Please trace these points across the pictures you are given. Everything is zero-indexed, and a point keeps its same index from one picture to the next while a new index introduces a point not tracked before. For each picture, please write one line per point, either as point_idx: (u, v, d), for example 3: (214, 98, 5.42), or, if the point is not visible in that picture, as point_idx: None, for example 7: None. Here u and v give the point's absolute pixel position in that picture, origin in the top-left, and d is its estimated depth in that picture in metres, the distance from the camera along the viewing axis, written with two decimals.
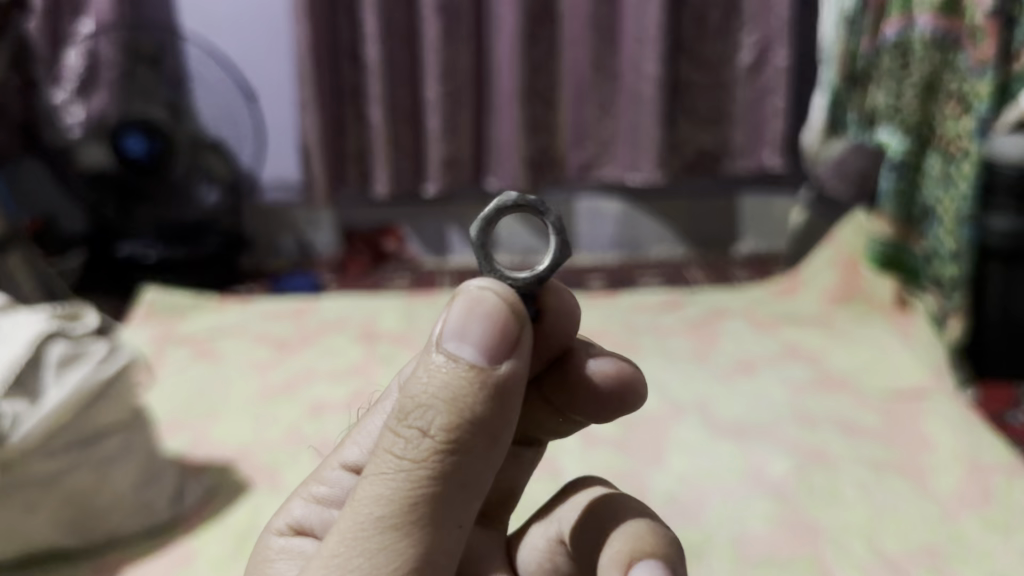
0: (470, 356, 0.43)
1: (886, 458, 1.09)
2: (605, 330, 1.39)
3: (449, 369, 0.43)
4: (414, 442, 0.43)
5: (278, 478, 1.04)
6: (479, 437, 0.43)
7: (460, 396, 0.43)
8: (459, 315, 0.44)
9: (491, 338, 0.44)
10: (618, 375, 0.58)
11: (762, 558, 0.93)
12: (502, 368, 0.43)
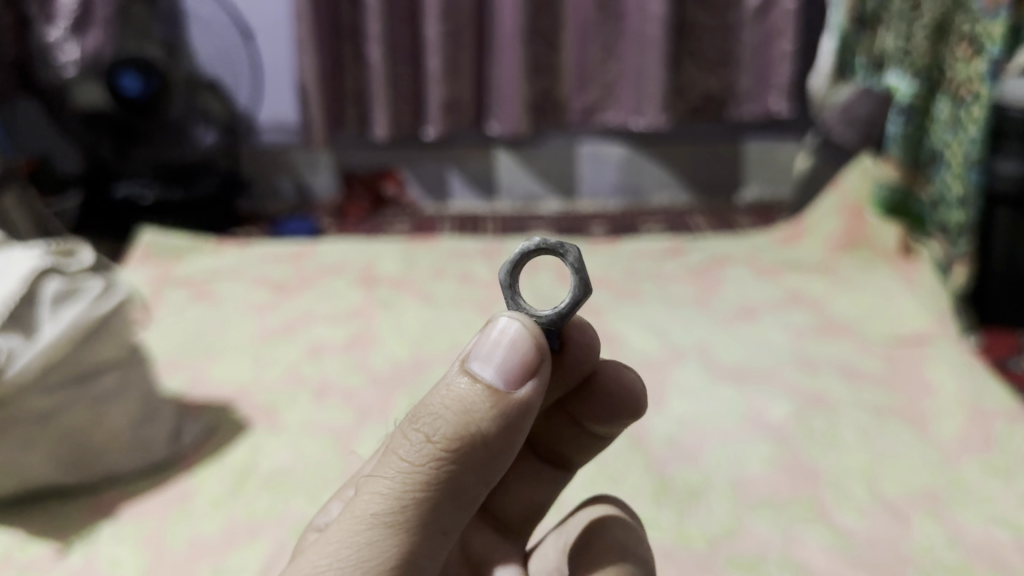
0: (490, 377, 0.45)
1: (889, 404, 1.08)
2: (606, 276, 1.39)
3: (465, 385, 0.45)
4: (422, 444, 0.45)
5: (277, 417, 1.04)
6: (481, 453, 0.45)
7: (469, 408, 0.45)
8: (491, 343, 0.46)
9: (508, 366, 0.45)
10: (625, 385, 0.61)
11: (760, 499, 0.94)
12: (515, 393, 0.45)
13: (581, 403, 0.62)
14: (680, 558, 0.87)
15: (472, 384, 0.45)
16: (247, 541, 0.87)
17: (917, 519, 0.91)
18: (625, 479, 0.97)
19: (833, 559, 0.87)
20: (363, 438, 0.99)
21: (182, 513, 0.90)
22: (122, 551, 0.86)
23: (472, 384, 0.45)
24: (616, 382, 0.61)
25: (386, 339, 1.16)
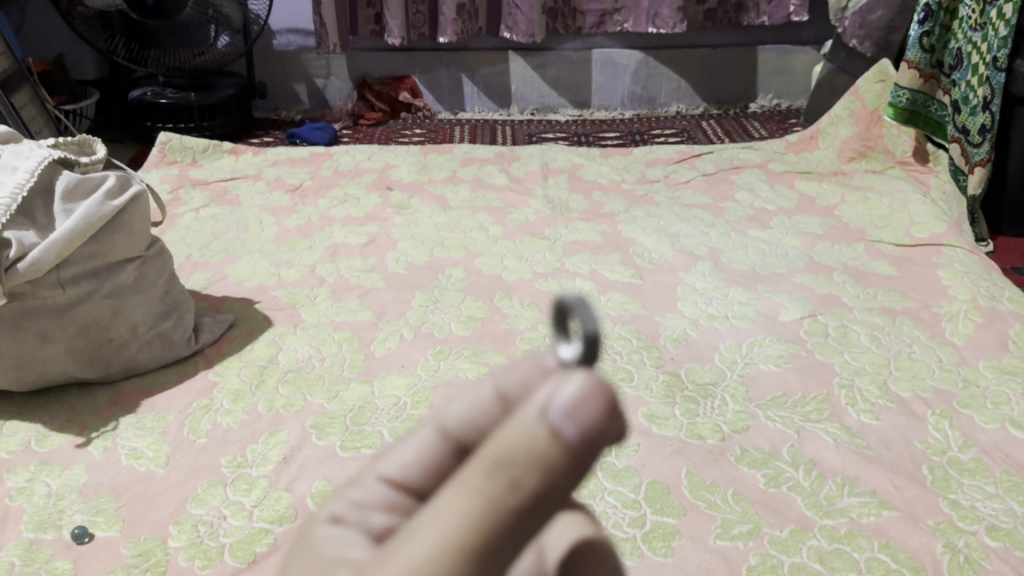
0: (572, 435, 0.25)
1: (902, 304, 1.09)
2: (620, 182, 1.39)
3: (542, 437, 0.25)
4: (483, 507, 0.25)
5: (297, 315, 1.06)
6: (550, 516, 0.26)
7: (549, 470, 0.25)
8: (576, 387, 0.25)
9: (602, 419, 0.25)
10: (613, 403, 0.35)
11: (772, 397, 0.96)
12: (602, 449, 0.26)
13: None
14: (690, 453, 0.91)
15: (551, 444, 0.25)
16: (268, 433, 0.90)
17: (931, 419, 0.93)
18: (636, 378, 0.99)
19: (846, 455, 0.89)
20: (380, 336, 1.03)
21: (203, 404, 0.93)
22: (143, 444, 0.88)
23: (551, 443, 0.25)
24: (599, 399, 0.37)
25: (401, 242, 1.20)
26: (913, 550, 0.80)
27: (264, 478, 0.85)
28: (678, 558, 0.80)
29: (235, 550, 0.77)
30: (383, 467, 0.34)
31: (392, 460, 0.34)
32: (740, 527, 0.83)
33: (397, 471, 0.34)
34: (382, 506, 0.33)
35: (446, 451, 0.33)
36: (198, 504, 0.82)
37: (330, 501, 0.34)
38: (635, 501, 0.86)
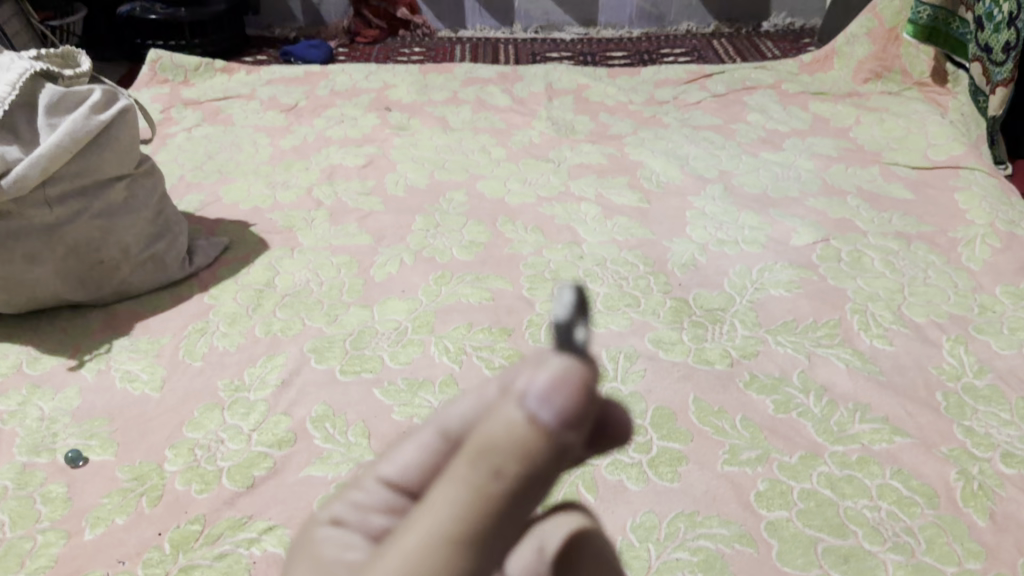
0: (550, 420, 0.27)
1: (916, 229, 1.06)
2: (626, 104, 1.35)
3: (521, 425, 0.27)
4: (477, 497, 0.28)
5: (294, 237, 1.04)
6: (539, 494, 0.28)
7: (531, 455, 0.27)
8: (551, 376, 0.27)
9: (576, 403, 0.27)
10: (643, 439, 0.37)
11: (783, 322, 0.94)
12: (578, 427, 0.27)
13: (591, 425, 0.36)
14: (698, 378, 0.88)
15: (532, 434, 0.27)
16: (266, 357, 0.88)
17: (946, 344, 0.91)
18: (643, 304, 0.97)
19: (859, 381, 0.88)
20: (380, 260, 1.01)
21: (198, 327, 0.91)
22: (137, 366, 0.87)
23: (532, 432, 0.27)
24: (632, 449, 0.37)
25: (401, 164, 1.17)
26: (926, 477, 0.79)
27: (263, 403, 0.84)
28: (684, 482, 0.79)
29: (233, 473, 0.77)
30: (380, 470, 0.36)
31: (390, 462, 0.36)
32: (748, 453, 0.82)
33: (396, 473, 0.35)
34: (381, 507, 0.36)
35: (441, 451, 0.35)
36: (195, 428, 0.81)
37: (332, 502, 0.36)
38: (642, 426, 0.84)
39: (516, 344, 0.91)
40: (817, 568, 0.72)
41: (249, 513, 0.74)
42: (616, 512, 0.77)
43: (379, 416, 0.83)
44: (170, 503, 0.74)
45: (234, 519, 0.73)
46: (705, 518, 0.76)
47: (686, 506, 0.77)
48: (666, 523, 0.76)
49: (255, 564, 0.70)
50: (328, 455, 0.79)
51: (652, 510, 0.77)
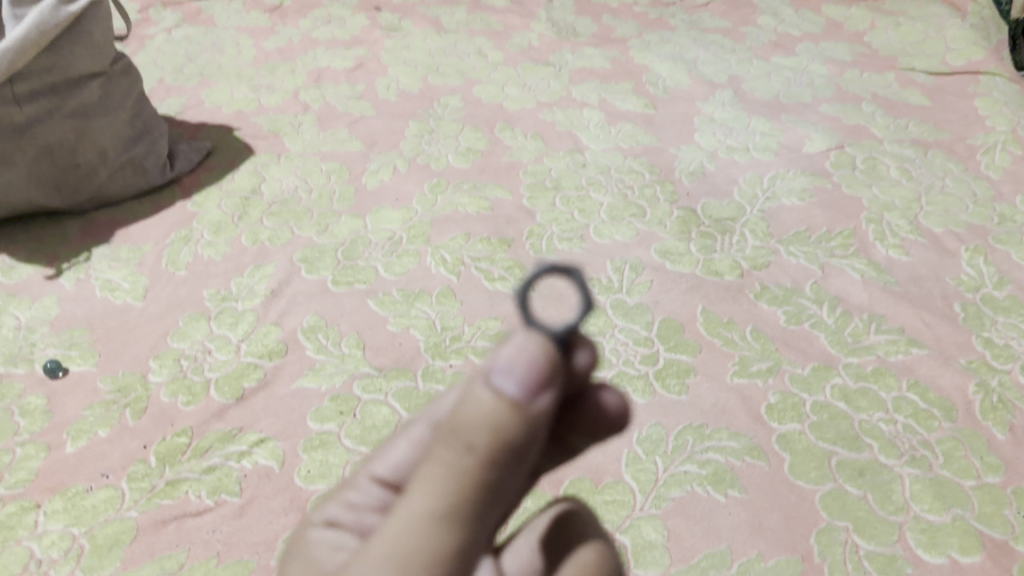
0: (516, 395, 0.32)
1: (934, 137, 1.04)
2: (628, 6, 1.30)
3: (495, 406, 0.32)
4: (453, 474, 0.32)
5: (280, 144, 1.00)
6: (512, 471, 0.33)
7: (503, 434, 0.32)
8: (515, 358, 0.32)
9: (537, 378, 0.32)
10: (618, 411, 0.44)
11: (796, 233, 0.91)
12: (542, 400, 0.32)
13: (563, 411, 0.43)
14: (707, 289, 0.85)
15: (499, 410, 0.31)
16: (253, 267, 0.86)
17: (964, 254, 0.90)
18: (649, 215, 0.93)
19: (873, 292, 0.86)
20: (372, 167, 0.97)
21: (181, 236, 0.89)
22: (119, 276, 0.86)
23: (501, 410, 0.31)
24: (607, 419, 0.44)
25: (392, 68, 1.11)
26: (943, 390, 0.77)
27: (251, 313, 0.82)
28: (693, 395, 0.76)
29: (221, 384, 0.76)
30: (375, 469, 0.42)
31: (383, 462, 0.42)
32: (760, 364, 0.79)
33: (388, 471, 0.41)
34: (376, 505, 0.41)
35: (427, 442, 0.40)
36: (179, 339, 0.80)
37: (331, 503, 0.42)
38: (648, 338, 0.81)
39: (516, 256, 0.88)
40: (830, 481, 0.70)
41: (239, 425, 0.73)
42: None
43: (373, 327, 0.81)
44: (154, 416, 0.74)
45: (223, 431, 0.72)
46: (715, 431, 0.73)
47: (694, 419, 0.74)
48: (673, 436, 0.73)
49: (244, 477, 0.69)
50: (321, 366, 0.77)
51: (660, 423, 0.74)
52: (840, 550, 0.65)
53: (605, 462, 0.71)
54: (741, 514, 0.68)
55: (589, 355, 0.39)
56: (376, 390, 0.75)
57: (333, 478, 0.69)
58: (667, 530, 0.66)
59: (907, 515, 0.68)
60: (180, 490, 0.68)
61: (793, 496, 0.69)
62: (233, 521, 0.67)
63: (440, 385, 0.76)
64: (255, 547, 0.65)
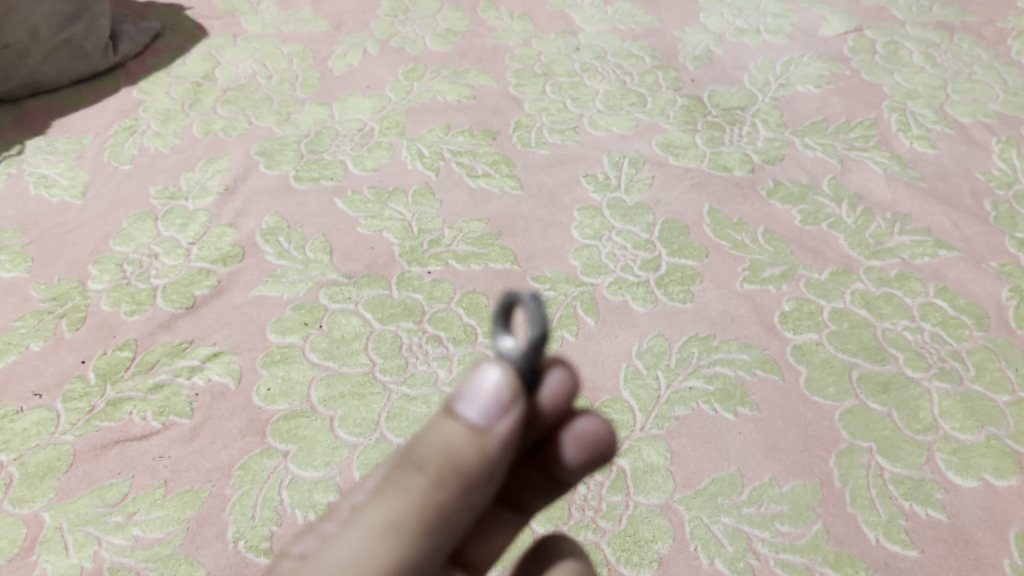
0: (478, 419, 0.31)
1: (958, 18, 0.97)
2: None
3: (457, 429, 0.31)
4: (408, 493, 0.32)
5: (238, 25, 0.96)
6: (470, 502, 0.32)
7: (460, 456, 0.31)
8: (479, 378, 0.31)
9: (499, 404, 0.31)
10: (595, 442, 0.38)
11: (813, 122, 0.84)
12: (504, 424, 0.31)
13: (534, 450, 0.39)
14: (715, 186, 0.77)
15: (457, 437, 0.31)
16: (206, 161, 0.79)
17: (995, 148, 0.81)
18: (650, 104, 0.86)
19: (897, 188, 0.78)
20: (340, 50, 0.92)
21: (125, 126, 0.83)
22: (55, 171, 0.78)
23: (460, 438, 0.31)
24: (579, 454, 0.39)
25: None
26: (974, 296, 0.70)
27: (203, 213, 0.75)
28: (698, 303, 0.68)
29: (169, 293, 0.69)
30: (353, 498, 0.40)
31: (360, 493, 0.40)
32: (772, 270, 0.71)
33: None
34: None
35: None
36: (124, 242, 0.72)
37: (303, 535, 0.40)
38: (649, 242, 0.73)
39: (502, 150, 0.81)
40: (851, 398, 0.63)
41: (190, 338, 0.66)
42: (620, 336, 0.66)
43: (342, 230, 0.73)
44: (95, 327, 0.66)
45: (172, 345, 0.65)
46: (723, 342, 0.66)
47: (700, 330, 0.67)
48: (677, 349, 0.65)
49: (196, 397, 0.62)
50: (282, 273, 0.70)
51: (662, 334, 0.66)
52: (863, 474, 0.59)
53: (601, 377, 0.63)
54: (753, 434, 0.61)
55: (562, 379, 0.35)
56: (345, 299, 0.68)
57: (296, 396, 0.62)
58: (671, 452, 0.59)
59: (937, 434, 0.61)
60: (123, 412, 0.61)
61: (810, 415, 0.62)
62: (183, 446, 0.59)
63: (418, 294, 0.68)
64: (208, 473, 0.58)
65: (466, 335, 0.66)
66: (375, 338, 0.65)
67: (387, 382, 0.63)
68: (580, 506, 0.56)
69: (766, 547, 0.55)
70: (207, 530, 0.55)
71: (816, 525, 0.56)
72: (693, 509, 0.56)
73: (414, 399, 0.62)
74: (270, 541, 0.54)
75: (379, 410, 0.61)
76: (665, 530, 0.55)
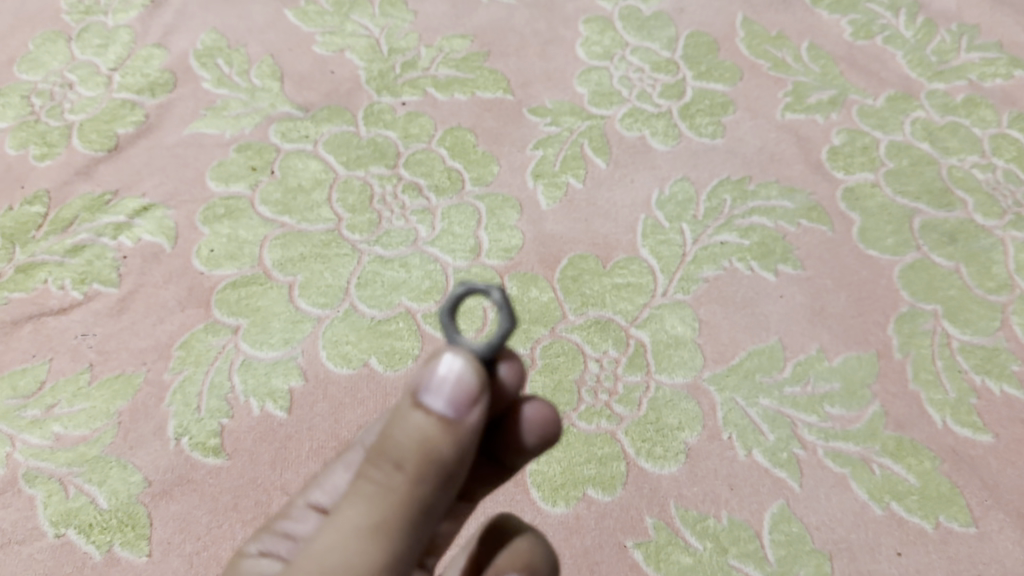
0: (448, 411, 0.26)
1: None
2: None
3: (427, 423, 0.26)
4: (381, 496, 0.26)
5: None
6: (441, 501, 0.27)
7: (435, 451, 0.26)
8: (444, 368, 0.26)
9: (467, 394, 0.26)
10: (545, 427, 0.34)
11: None
12: (475, 416, 0.27)
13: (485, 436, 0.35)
14: None
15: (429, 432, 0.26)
16: None
17: None
18: None
19: None
20: None
21: None
22: None
23: (432, 433, 0.26)
24: (529, 437, 0.34)
25: None
26: None
27: (125, 30, 0.61)
28: (731, 139, 0.57)
29: (88, 132, 0.56)
30: (312, 495, 0.33)
31: (322, 487, 0.33)
32: (819, 95, 0.59)
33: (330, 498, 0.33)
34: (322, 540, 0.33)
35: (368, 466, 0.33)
36: (30, 69, 0.59)
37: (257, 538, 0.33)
38: (670, 62, 0.60)
39: None
40: (912, 251, 0.53)
41: (114, 188, 0.54)
42: (636, 180, 0.55)
43: (296, 50, 0.60)
44: None
45: (92, 196, 0.53)
46: (760, 186, 0.55)
47: (733, 171, 0.55)
48: (705, 196, 0.54)
49: (124, 261, 0.51)
50: (223, 105, 0.57)
51: (687, 177, 0.55)
52: (927, 343, 0.49)
53: (615, 231, 0.53)
54: (796, 297, 0.51)
55: (514, 368, 0.32)
56: (301, 138, 0.56)
57: (246, 259, 0.51)
58: (699, 321, 0.49)
59: (1013, 294, 0.51)
60: (36, 280, 0.50)
61: (865, 273, 0.52)
62: (110, 322, 0.49)
63: (390, 131, 0.56)
64: (141, 355, 0.48)
65: (450, 182, 0.54)
66: (340, 187, 0.54)
67: (357, 241, 0.52)
68: (591, 389, 0.47)
69: (813, 435, 0.46)
70: (143, 426, 0.45)
71: (872, 407, 0.47)
72: (727, 390, 0.47)
73: (390, 262, 0.51)
74: (219, 438, 0.45)
75: (347, 275, 0.50)
76: (693, 417, 0.46)
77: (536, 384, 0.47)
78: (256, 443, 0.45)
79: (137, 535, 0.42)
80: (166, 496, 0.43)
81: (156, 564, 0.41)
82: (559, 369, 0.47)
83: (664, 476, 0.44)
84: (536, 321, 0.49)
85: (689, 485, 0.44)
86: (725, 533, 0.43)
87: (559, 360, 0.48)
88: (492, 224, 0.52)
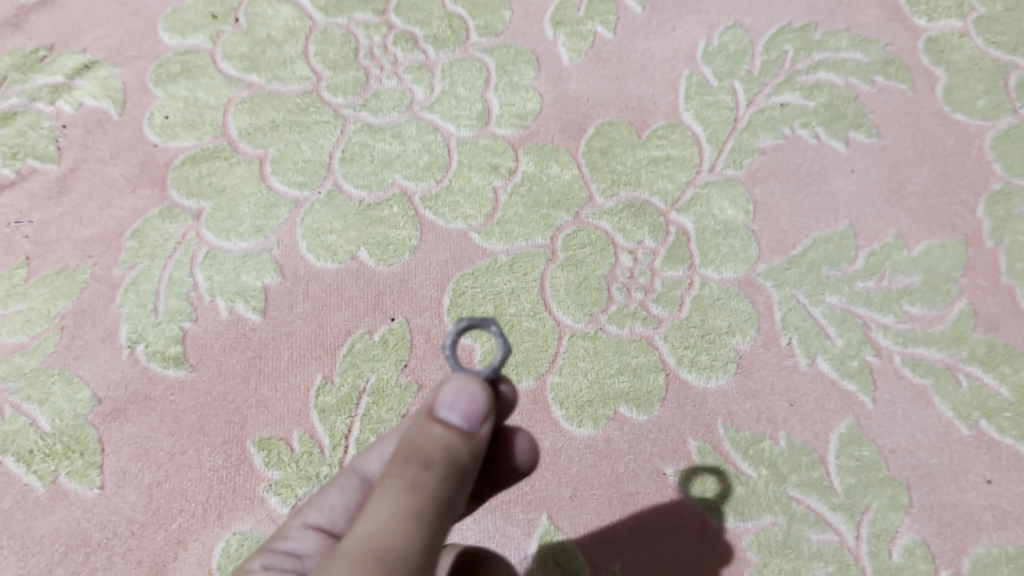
0: (462, 423, 0.23)
1: None
2: None
3: (447, 435, 0.23)
4: (409, 494, 0.22)
5: None
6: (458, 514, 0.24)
7: (458, 458, 0.23)
8: (449, 397, 0.23)
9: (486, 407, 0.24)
10: (531, 462, 0.30)
11: None
12: (487, 430, 0.24)
13: None
14: None
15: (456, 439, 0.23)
16: None
17: None
18: None
19: None
20: None
21: None
22: None
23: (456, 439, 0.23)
24: (521, 471, 0.30)
25: None
26: None
27: None
28: None
29: None
30: (308, 515, 0.28)
31: (317, 508, 0.28)
32: None
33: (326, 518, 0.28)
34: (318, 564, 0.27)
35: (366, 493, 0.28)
36: None
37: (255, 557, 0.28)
38: None
39: None
40: (1009, 114, 0.43)
41: (49, 42, 0.45)
42: (678, 29, 0.45)
43: None
44: None
45: (23, 52, 0.44)
46: (828, 36, 0.45)
47: (796, 16, 0.46)
48: (762, 48, 0.45)
49: (63, 131, 0.43)
50: None
51: (740, 25, 0.45)
52: None
53: (652, 92, 0.43)
54: (869, 172, 0.42)
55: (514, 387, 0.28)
56: None
57: (207, 128, 0.42)
58: (753, 203, 0.41)
59: None
60: None
61: (952, 142, 0.43)
62: (49, 207, 0.41)
63: None
64: (87, 246, 0.40)
65: (451, 32, 0.45)
66: (318, 39, 0.44)
67: (340, 106, 0.43)
68: (623, 287, 0.39)
69: (889, 339, 0.38)
70: (90, 333, 0.38)
71: (958, 305, 0.39)
72: (787, 286, 0.39)
73: (381, 131, 0.42)
74: (181, 345, 0.38)
75: (330, 148, 0.42)
76: (747, 319, 0.38)
77: (557, 280, 0.39)
78: (225, 352, 0.38)
79: (86, 463, 0.35)
80: (120, 417, 0.36)
81: (109, 497, 0.35)
82: (585, 263, 0.39)
83: (711, 390, 0.37)
84: (557, 204, 0.41)
85: (740, 402, 0.37)
86: (784, 459, 0.36)
87: (585, 252, 0.40)
88: (503, 84, 0.43)
